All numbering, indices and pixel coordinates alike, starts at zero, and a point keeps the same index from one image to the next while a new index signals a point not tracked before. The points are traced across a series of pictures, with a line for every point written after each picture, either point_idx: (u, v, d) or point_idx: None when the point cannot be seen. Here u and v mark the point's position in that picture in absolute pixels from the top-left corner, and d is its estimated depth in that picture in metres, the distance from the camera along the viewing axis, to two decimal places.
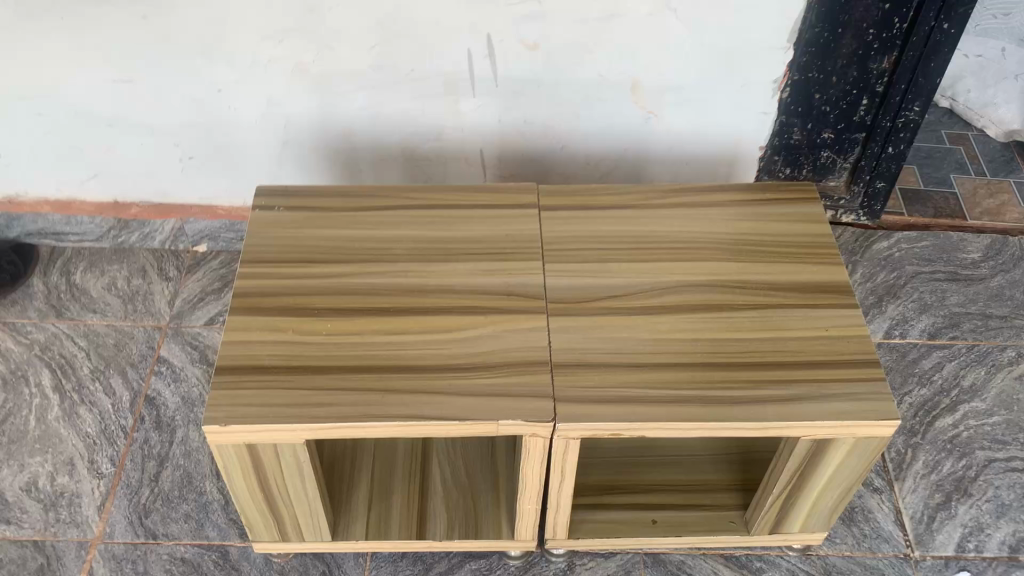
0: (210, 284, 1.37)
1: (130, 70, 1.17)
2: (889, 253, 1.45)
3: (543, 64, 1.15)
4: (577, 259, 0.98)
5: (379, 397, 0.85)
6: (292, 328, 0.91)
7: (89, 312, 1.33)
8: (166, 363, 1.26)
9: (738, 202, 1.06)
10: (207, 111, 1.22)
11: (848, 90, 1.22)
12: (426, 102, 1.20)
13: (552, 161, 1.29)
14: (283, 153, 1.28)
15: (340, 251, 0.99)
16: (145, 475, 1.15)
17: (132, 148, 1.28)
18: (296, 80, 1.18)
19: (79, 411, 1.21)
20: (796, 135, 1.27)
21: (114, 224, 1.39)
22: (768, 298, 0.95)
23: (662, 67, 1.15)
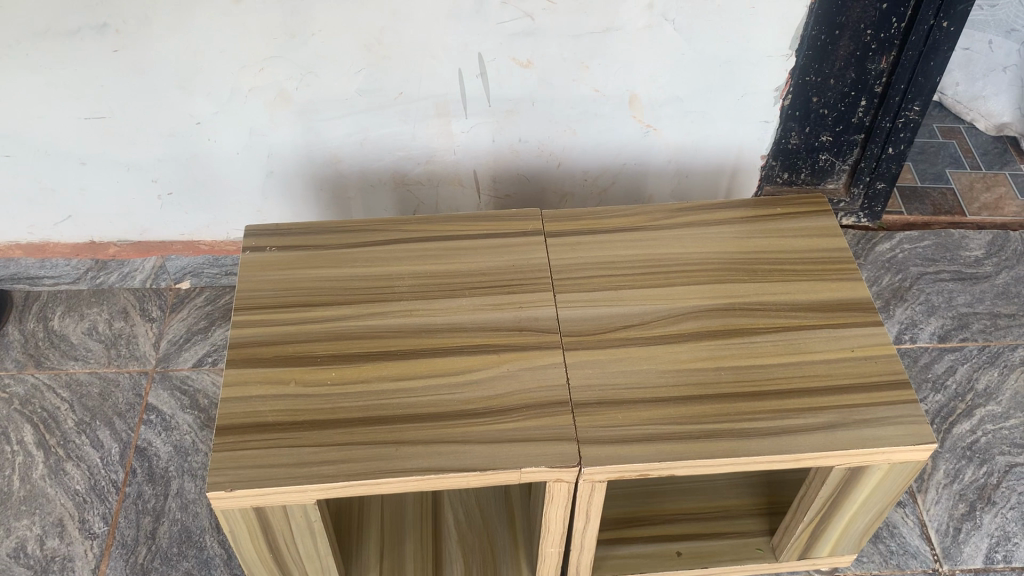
0: (196, 322, 1.31)
1: (102, 106, 1.11)
2: (892, 255, 1.42)
3: (537, 82, 1.10)
4: (588, 287, 0.94)
5: (392, 450, 0.81)
6: (294, 379, 0.86)
7: (70, 360, 1.26)
8: (156, 411, 1.21)
9: (748, 218, 1.02)
10: (187, 144, 1.16)
11: (846, 91, 1.19)
12: (415, 125, 1.15)
13: (548, 179, 1.25)
14: (268, 184, 1.23)
15: (339, 291, 0.94)
16: (141, 533, 1.09)
17: (108, 187, 1.22)
18: (278, 108, 1.12)
19: (65, 467, 1.15)
20: (793, 139, 1.24)
21: (92, 265, 1.33)
22: (789, 319, 0.91)
23: (659, 78, 1.11)
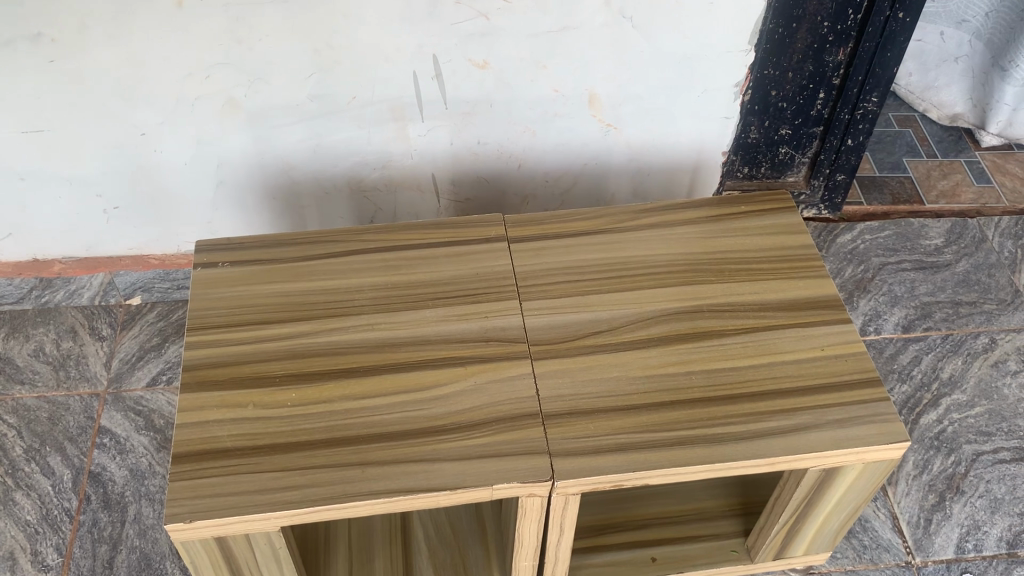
0: (149, 340, 1.26)
1: (40, 119, 1.06)
2: (853, 246, 1.42)
3: (494, 83, 1.08)
4: (554, 294, 0.92)
5: (358, 471, 0.78)
6: (253, 401, 0.82)
7: (16, 384, 1.21)
8: (110, 434, 1.16)
9: (713, 217, 1.01)
10: (132, 156, 1.12)
11: (805, 84, 1.18)
12: (370, 130, 1.12)
13: (508, 181, 1.22)
14: (218, 194, 1.18)
15: (297, 307, 0.90)
16: (98, 562, 1.04)
17: (50, 203, 1.17)
18: (227, 116, 1.08)
19: (15, 497, 1.10)
20: (753, 134, 1.23)
21: (36, 283, 1.28)
22: (759, 320, 0.90)
23: (619, 76, 1.09)
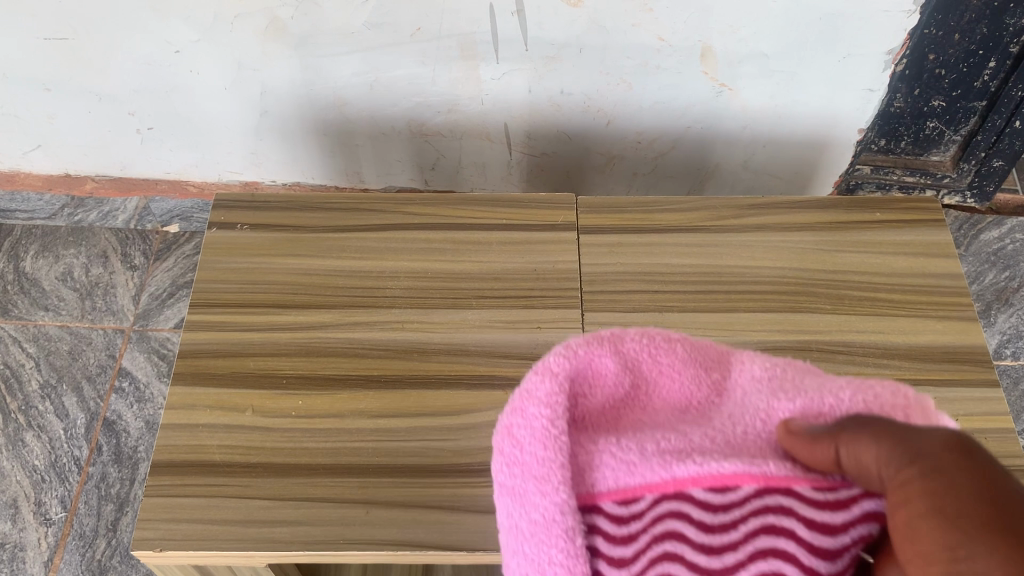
0: (181, 274, 1.17)
1: (63, 26, 0.92)
2: (1000, 246, 1.19)
3: (586, 24, 0.87)
4: (626, 307, 0.75)
5: (361, 512, 0.64)
6: (251, 406, 0.70)
7: (39, 310, 1.13)
8: (129, 378, 1.07)
9: (835, 223, 0.82)
10: (166, 75, 0.98)
11: (973, 50, 0.90)
12: (436, 67, 0.94)
13: (594, 140, 1.05)
14: (263, 125, 1.04)
15: (319, 291, 0.77)
16: (101, 523, 0.97)
17: (80, 118, 1.05)
18: (270, 39, 0.92)
19: (25, 438, 1.02)
20: (897, 102, 0.97)
21: (68, 201, 1.18)
22: (881, 370, 0.72)
23: (743, 30, 0.87)
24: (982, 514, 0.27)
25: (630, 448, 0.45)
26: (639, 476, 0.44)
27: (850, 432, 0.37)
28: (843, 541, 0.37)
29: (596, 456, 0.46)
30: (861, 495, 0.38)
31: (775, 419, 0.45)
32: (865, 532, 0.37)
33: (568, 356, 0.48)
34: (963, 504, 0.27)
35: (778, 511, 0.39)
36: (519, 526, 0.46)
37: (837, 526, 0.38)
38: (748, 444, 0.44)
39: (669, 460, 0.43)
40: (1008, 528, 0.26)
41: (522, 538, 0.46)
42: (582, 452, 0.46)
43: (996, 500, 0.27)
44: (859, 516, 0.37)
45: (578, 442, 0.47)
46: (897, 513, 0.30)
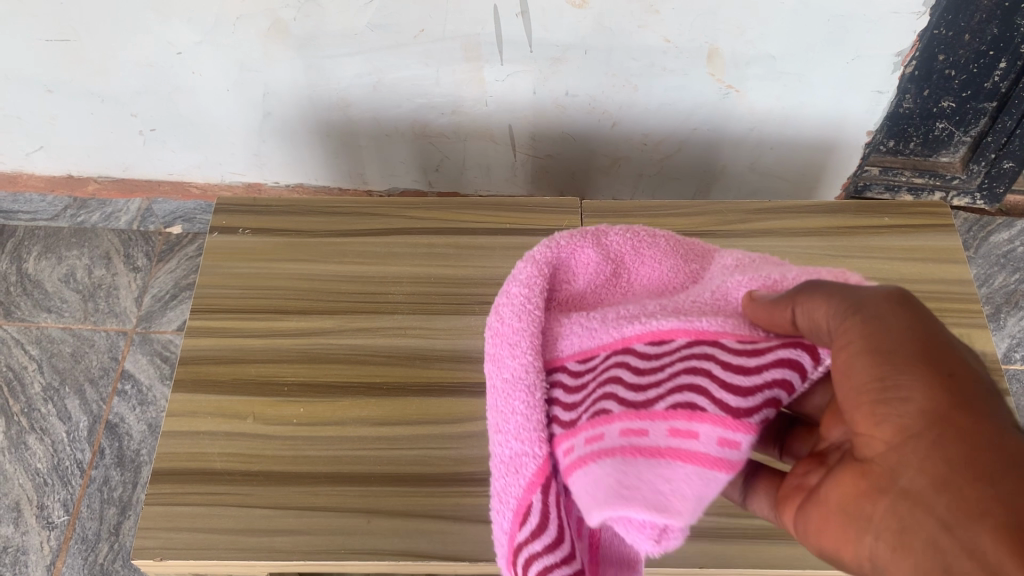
0: (184, 275, 1.17)
1: (65, 28, 0.92)
2: (1010, 249, 1.17)
3: (591, 26, 0.86)
4: None
5: (363, 521, 0.64)
6: (253, 413, 0.69)
7: (42, 312, 1.13)
8: (132, 381, 1.07)
9: (843, 228, 0.81)
10: (168, 77, 0.97)
11: (984, 51, 0.87)
12: (440, 69, 0.94)
13: (599, 141, 1.04)
14: (266, 126, 1.04)
15: (321, 296, 0.76)
16: (104, 527, 0.96)
17: (83, 119, 1.04)
18: (272, 41, 0.91)
19: (27, 441, 1.02)
20: (906, 103, 0.95)
21: (70, 202, 1.18)
22: None
23: (751, 32, 0.86)
24: (917, 357, 0.32)
25: (594, 317, 0.51)
26: (597, 339, 0.50)
27: (807, 293, 0.40)
28: (756, 380, 0.41)
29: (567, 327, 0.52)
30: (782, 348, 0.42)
31: (727, 290, 0.48)
32: (776, 376, 0.41)
33: (551, 246, 0.54)
34: (912, 349, 0.33)
35: (706, 357, 0.43)
36: (494, 383, 0.53)
37: (753, 369, 0.41)
38: (696, 305, 0.48)
39: (622, 323, 0.49)
40: (948, 372, 0.32)
41: (495, 394, 0.53)
42: (557, 326, 0.53)
43: (933, 348, 0.33)
44: (776, 364, 0.41)
45: (552, 319, 0.53)
46: (836, 356, 0.35)
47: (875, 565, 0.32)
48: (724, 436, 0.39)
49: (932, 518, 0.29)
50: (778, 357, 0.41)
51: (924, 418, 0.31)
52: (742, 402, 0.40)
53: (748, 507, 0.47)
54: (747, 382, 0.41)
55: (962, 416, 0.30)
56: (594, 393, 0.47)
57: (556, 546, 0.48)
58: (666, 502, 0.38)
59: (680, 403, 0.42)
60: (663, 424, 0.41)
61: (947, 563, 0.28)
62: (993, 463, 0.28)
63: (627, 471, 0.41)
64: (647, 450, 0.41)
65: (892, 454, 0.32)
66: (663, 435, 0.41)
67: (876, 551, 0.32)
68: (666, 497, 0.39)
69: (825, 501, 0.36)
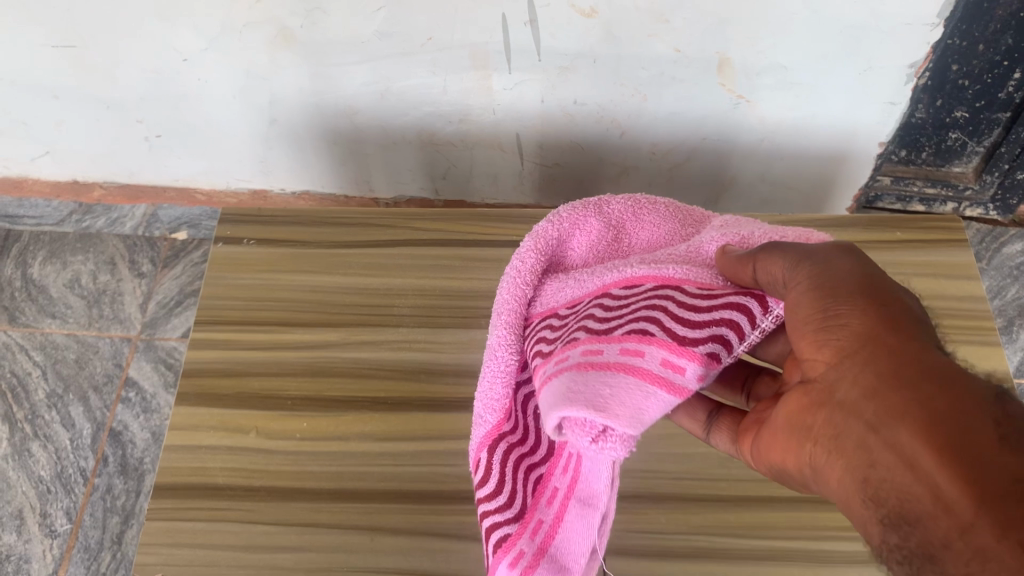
0: (189, 281, 1.16)
1: (70, 34, 0.91)
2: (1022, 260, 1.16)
3: (600, 35, 0.85)
4: None
5: (366, 539, 0.63)
6: (256, 427, 0.68)
7: (47, 318, 1.12)
8: (136, 388, 1.06)
9: (854, 242, 0.80)
10: (174, 83, 0.97)
11: (998, 61, 0.87)
12: (448, 77, 0.93)
13: (608, 149, 1.03)
14: (272, 132, 1.03)
15: (326, 308, 0.75)
16: (107, 535, 0.96)
17: (88, 124, 1.04)
18: (279, 48, 0.90)
19: (31, 448, 1.01)
20: (919, 112, 0.94)
21: (76, 207, 1.19)
22: None
23: (763, 42, 0.85)
24: (855, 291, 0.37)
25: (582, 271, 0.51)
26: (582, 291, 0.50)
27: (766, 251, 0.42)
28: (706, 317, 0.42)
29: (556, 285, 0.53)
30: (731, 292, 0.43)
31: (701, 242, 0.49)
32: (725, 316, 0.42)
33: (552, 221, 0.53)
34: (852, 284, 0.38)
35: (668, 298, 0.44)
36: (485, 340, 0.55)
37: (705, 307, 0.43)
38: (671, 254, 0.48)
39: (601, 272, 0.50)
40: (880, 302, 0.37)
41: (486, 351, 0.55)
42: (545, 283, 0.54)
43: (872, 282, 0.38)
44: (723, 305, 0.43)
45: (542, 273, 0.55)
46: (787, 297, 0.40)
47: (815, 466, 0.37)
48: (671, 358, 0.41)
49: (865, 421, 0.34)
50: (732, 301, 0.43)
51: (859, 336, 0.36)
52: (690, 332, 0.41)
53: (709, 440, 0.53)
54: (704, 322, 0.42)
55: (890, 334, 0.35)
56: (565, 330, 0.48)
57: (507, 506, 0.53)
58: (603, 404, 0.39)
59: (636, 331, 0.43)
60: (617, 344, 0.43)
61: (874, 459, 0.33)
62: (921, 372, 0.33)
63: (575, 381, 0.42)
64: (598, 365, 0.42)
65: (833, 370, 0.36)
66: (615, 353, 0.42)
67: (817, 459, 0.37)
68: (606, 403, 0.39)
69: (779, 419, 0.41)
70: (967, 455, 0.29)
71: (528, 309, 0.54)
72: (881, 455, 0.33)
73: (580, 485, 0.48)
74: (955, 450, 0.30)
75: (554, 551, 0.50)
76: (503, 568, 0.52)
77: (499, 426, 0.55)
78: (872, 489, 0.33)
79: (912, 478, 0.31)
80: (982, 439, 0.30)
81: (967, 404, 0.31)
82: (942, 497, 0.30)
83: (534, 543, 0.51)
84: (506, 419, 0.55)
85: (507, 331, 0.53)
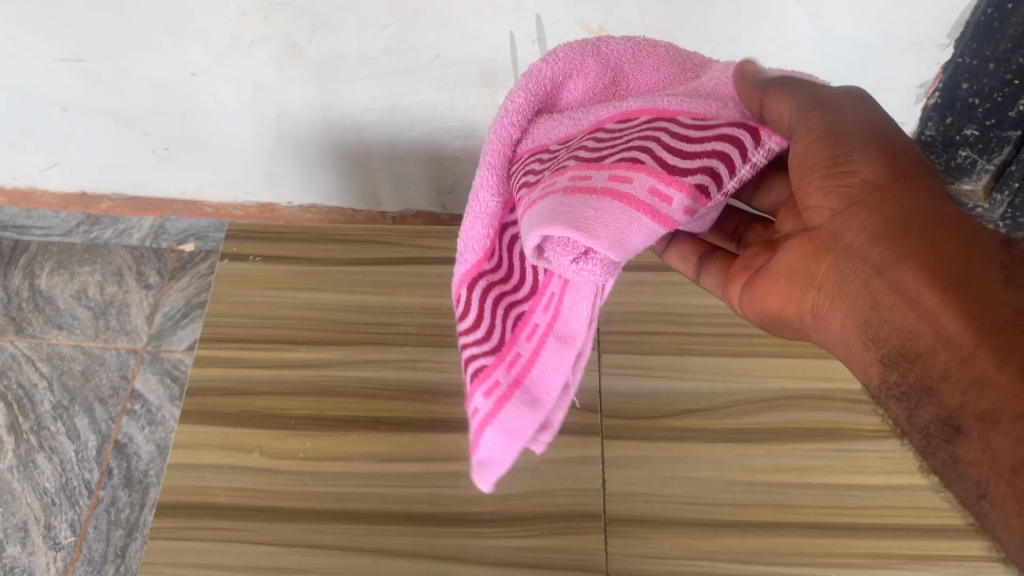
0: (195, 294, 1.18)
1: (79, 47, 0.91)
2: None
3: None
4: (643, 350, 0.75)
5: (369, 561, 0.63)
6: (259, 446, 0.68)
7: (53, 329, 1.13)
8: (141, 401, 1.07)
9: None
10: (181, 97, 0.97)
11: (1008, 79, 0.81)
12: (455, 94, 0.93)
13: None
14: (279, 146, 1.04)
15: (330, 327, 0.75)
16: (110, 549, 0.96)
17: (96, 136, 1.04)
18: (288, 63, 0.90)
19: (36, 459, 1.02)
20: (929, 129, 0.94)
21: (83, 219, 1.17)
22: None
23: (771, 61, 0.84)
24: (872, 143, 0.43)
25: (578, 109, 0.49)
26: (574, 128, 0.48)
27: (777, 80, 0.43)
28: (697, 148, 0.41)
29: (547, 127, 0.51)
30: (726, 124, 0.42)
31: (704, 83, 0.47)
32: (716, 148, 0.41)
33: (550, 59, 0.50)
34: (867, 135, 0.43)
35: (661, 127, 0.42)
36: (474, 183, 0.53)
37: (697, 138, 0.41)
38: (669, 89, 0.47)
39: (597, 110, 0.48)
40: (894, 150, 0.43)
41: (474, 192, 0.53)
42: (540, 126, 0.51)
43: (885, 129, 0.43)
44: (716, 136, 0.41)
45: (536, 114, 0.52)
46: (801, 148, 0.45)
47: (825, 305, 0.45)
48: (658, 189, 0.40)
49: (874, 265, 0.41)
50: (723, 133, 0.41)
51: (872, 192, 0.42)
52: (679, 161, 0.40)
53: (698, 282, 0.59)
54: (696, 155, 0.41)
55: (899, 184, 0.41)
56: (555, 161, 0.46)
57: (488, 342, 0.54)
58: (588, 225, 0.39)
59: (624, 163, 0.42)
60: (605, 170, 0.41)
61: (882, 298, 0.40)
62: (926, 217, 0.40)
63: (565, 209, 0.41)
64: (588, 191, 0.41)
65: (841, 218, 0.43)
66: (603, 179, 0.41)
67: (825, 297, 0.45)
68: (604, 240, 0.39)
69: (787, 264, 0.48)
70: (966, 292, 0.37)
71: (516, 148, 0.52)
72: (885, 296, 0.40)
73: (560, 322, 0.51)
74: (956, 292, 0.37)
75: (527, 385, 0.54)
76: (479, 396, 0.55)
77: (478, 264, 0.53)
78: (877, 324, 0.41)
79: (915, 315, 0.39)
80: (985, 283, 0.37)
81: (972, 249, 0.38)
82: (943, 331, 0.37)
83: (509, 375, 0.54)
84: (487, 258, 0.53)
85: (495, 170, 0.52)
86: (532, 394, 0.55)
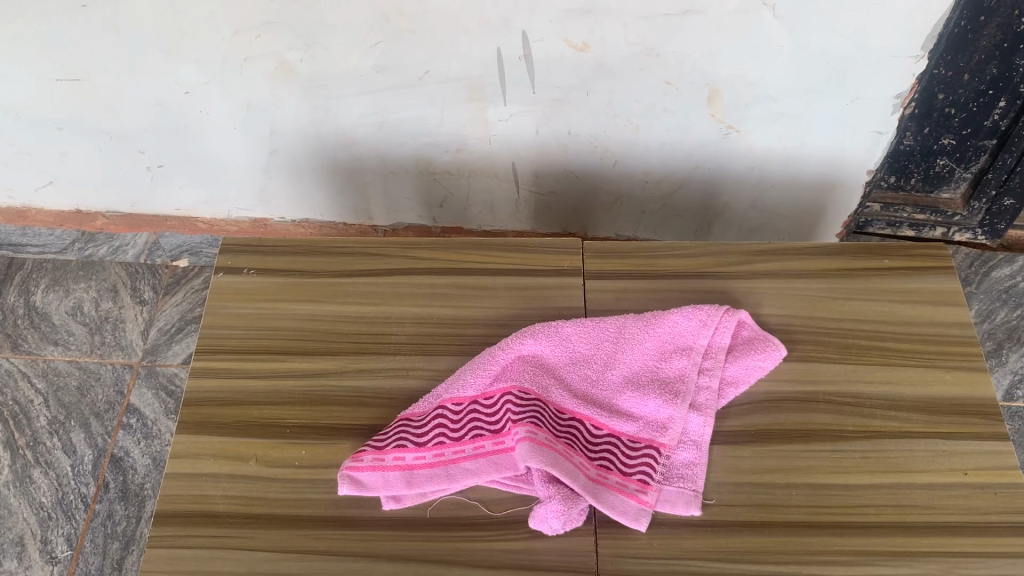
0: (190, 308, 1.17)
1: (75, 67, 0.93)
2: (1012, 284, 1.16)
3: (594, 66, 0.87)
4: None
5: (363, 565, 0.64)
6: (255, 455, 0.70)
7: (49, 345, 1.14)
8: (137, 415, 1.07)
9: (843, 269, 0.82)
10: (175, 115, 0.99)
11: (983, 89, 0.88)
12: (445, 109, 0.95)
13: (601, 178, 1.06)
14: (273, 163, 1.06)
15: (325, 337, 0.77)
16: (107, 561, 0.96)
17: (91, 153, 1.06)
18: (280, 80, 0.92)
19: (32, 475, 1.03)
20: (907, 140, 0.95)
21: (78, 236, 1.23)
22: (886, 422, 0.71)
23: (751, 75, 0.87)
24: None
25: (578, 383, 0.72)
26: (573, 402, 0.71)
27: None
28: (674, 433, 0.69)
29: (564, 378, 0.72)
30: (692, 372, 0.72)
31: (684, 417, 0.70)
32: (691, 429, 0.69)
33: (570, 349, 0.73)
34: None
35: (639, 430, 0.69)
36: (504, 369, 0.71)
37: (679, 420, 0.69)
38: (664, 405, 0.70)
39: (596, 412, 0.70)
40: None
41: (499, 370, 0.71)
42: (561, 355, 0.73)
43: None
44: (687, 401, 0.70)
45: (552, 367, 0.72)
46: None
47: None
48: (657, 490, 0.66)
49: None
50: (695, 375, 0.72)
51: None
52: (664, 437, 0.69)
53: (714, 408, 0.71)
54: (644, 466, 0.67)
55: None
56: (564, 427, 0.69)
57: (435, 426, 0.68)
58: (602, 495, 0.65)
59: (605, 454, 0.68)
60: (600, 467, 0.67)
61: None
62: None
63: (556, 456, 0.65)
64: (589, 476, 0.66)
65: None
66: (628, 479, 0.67)
67: None
68: (584, 488, 0.64)
69: None
70: None
71: (540, 361, 0.73)
72: None
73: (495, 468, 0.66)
74: None
75: (435, 476, 0.66)
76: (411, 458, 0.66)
77: (482, 396, 0.70)
78: None
79: None
80: None
81: None
82: None
83: (436, 462, 0.67)
84: (486, 397, 0.70)
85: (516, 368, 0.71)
86: (428, 487, 0.66)
